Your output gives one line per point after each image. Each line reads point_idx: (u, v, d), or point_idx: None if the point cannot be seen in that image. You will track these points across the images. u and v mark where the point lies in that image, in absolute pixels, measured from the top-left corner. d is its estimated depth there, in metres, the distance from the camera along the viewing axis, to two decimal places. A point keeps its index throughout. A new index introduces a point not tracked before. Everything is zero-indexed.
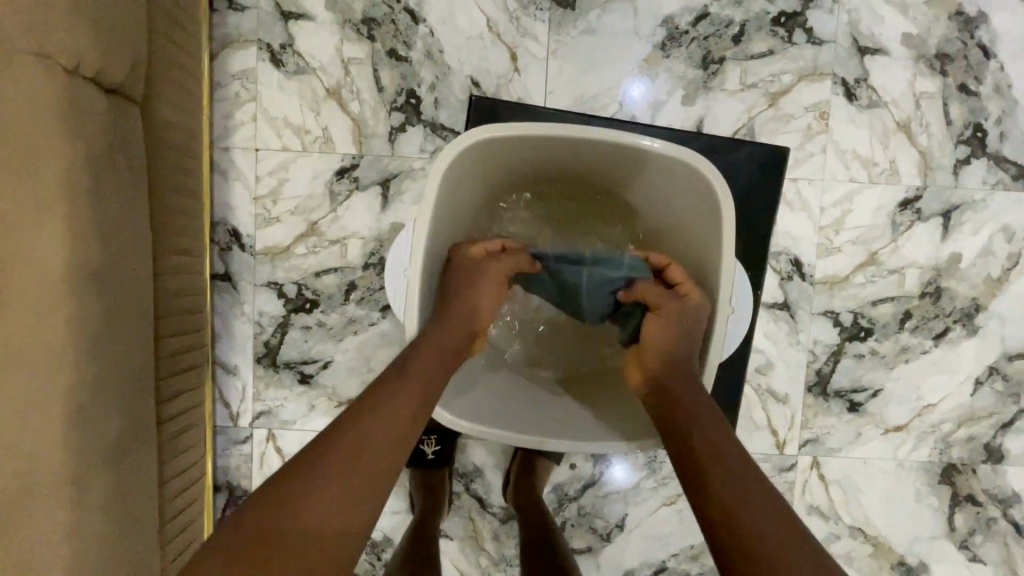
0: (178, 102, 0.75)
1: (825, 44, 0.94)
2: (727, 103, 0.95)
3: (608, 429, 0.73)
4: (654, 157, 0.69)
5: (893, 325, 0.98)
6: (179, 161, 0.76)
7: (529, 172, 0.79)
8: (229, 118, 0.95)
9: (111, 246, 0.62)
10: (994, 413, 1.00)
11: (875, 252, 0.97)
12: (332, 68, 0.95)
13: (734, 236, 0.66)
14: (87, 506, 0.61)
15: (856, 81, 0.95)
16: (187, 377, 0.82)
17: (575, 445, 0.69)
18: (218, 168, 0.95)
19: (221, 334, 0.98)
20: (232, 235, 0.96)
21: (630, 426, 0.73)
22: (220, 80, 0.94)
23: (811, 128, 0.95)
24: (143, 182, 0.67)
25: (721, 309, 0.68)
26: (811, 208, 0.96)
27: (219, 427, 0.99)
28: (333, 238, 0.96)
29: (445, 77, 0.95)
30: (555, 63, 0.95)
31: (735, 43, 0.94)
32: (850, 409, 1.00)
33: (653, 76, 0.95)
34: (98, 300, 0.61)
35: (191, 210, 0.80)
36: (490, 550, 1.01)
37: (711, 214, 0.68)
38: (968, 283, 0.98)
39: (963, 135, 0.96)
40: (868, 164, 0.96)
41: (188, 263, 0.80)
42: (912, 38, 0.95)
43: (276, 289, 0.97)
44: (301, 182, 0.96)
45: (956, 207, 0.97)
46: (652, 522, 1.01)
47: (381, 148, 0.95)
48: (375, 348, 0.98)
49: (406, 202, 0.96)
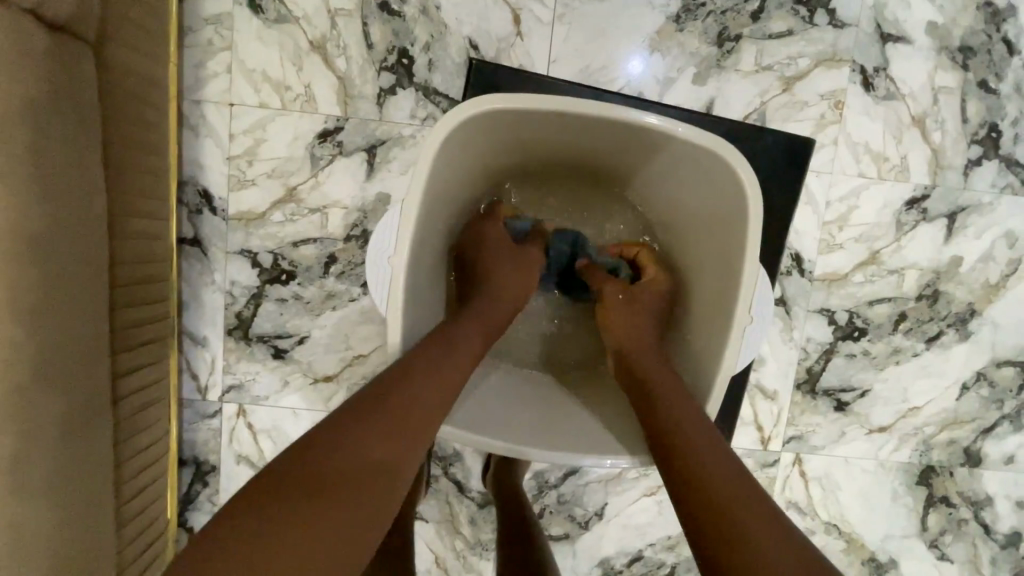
0: (138, 46, 0.67)
1: (848, 27, 0.89)
2: (740, 86, 0.89)
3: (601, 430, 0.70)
4: (673, 141, 0.64)
5: (887, 327, 0.96)
6: (140, 114, 0.69)
7: (533, 153, 0.74)
8: (201, 68, 0.86)
9: (57, 206, 0.55)
10: (976, 418, 1.00)
11: (877, 251, 0.94)
12: (317, 18, 0.86)
13: (757, 232, 0.61)
14: (30, 487, 0.56)
15: (875, 70, 0.90)
16: (148, 350, 0.76)
17: (557, 456, 0.64)
18: (188, 123, 0.87)
19: (189, 303, 0.92)
20: (203, 197, 0.89)
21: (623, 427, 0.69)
22: (191, 24, 0.85)
23: (824, 117, 0.91)
24: (95, 136, 0.59)
25: (738, 318, 0.62)
26: (816, 202, 0.93)
27: (185, 399, 0.94)
28: (312, 206, 0.90)
29: (440, 37, 0.87)
30: (560, 29, 0.88)
31: (753, 20, 0.88)
32: (837, 408, 0.99)
33: (664, 51, 0.89)
34: (42, 265, 0.54)
35: (155, 167, 0.73)
36: (467, 535, 1.00)
37: (730, 204, 0.64)
38: (966, 287, 0.96)
39: (978, 135, 0.93)
40: (879, 159, 0.92)
41: (151, 228, 0.74)
42: (936, 28, 0.90)
43: (249, 257, 0.91)
44: (280, 143, 0.88)
45: (963, 209, 0.94)
46: (631, 512, 1.00)
47: (368, 111, 0.88)
48: (354, 325, 0.93)
49: (393, 171, 0.89)
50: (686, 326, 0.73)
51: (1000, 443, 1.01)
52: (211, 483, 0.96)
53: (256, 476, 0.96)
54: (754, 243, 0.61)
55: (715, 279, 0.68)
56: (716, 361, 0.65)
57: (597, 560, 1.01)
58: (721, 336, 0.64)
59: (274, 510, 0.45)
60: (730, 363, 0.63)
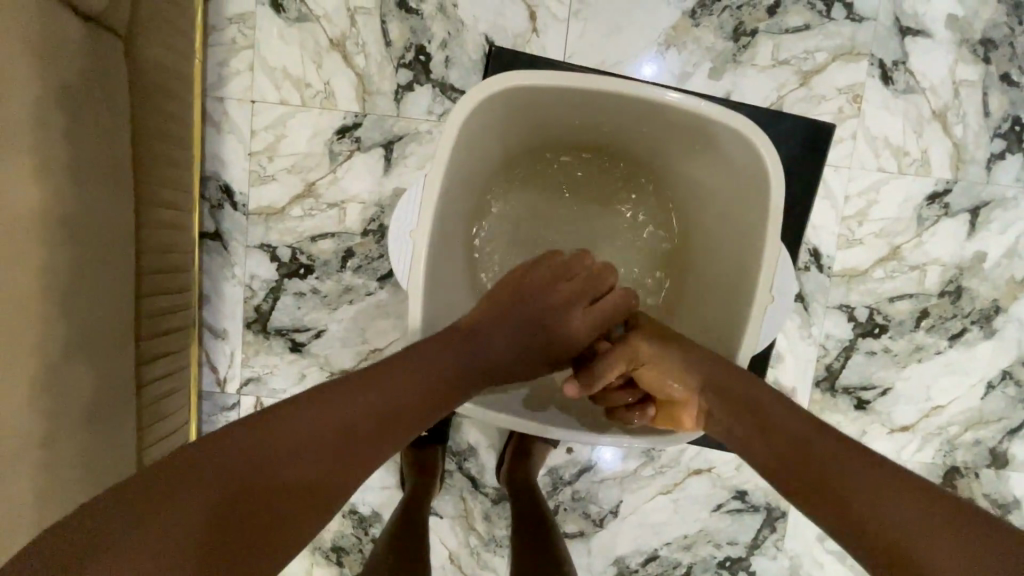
0: (168, 42, 0.69)
1: (865, 21, 0.88)
2: (756, 80, 0.89)
3: (630, 425, 0.71)
4: (693, 118, 0.64)
5: (909, 324, 0.95)
6: (166, 106, 0.70)
7: (552, 134, 0.75)
8: (224, 66, 0.88)
9: (88, 192, 0.57)
10: (1003, 417, 0.97)
11: (898, 246, 0.93)
12: (337, 16, 0.88)
13: (778, 207, 0.61)
14: (58, 469, 0.58)
15: (893, 64, 0.89)
16: (172, 339, 0.77)
17: (577, 435, 0.66)
18: (211, 119, 0.89)
19: (209, 296, 0.93)
20: (224, 192, 0.91)
21: (651, 423, 0.71)
22: (215, 23, 0.87)
23: (842, 111, 0.90)
24: (124, 128, 0.61)
25: (760, 297, 0.62)
26: (834, 196, 0.92)
27: (205, 392, 0.95)
28: (330, 201, 0.91)
29: (457, 34, 0.89)
30: (576, 25, 0.89)
31: (770, 14, 0.88)
32: (857, 407, 0.97)
33: (679, 47, 0.89)
34: (72, 250, 0.56)
35: (181, 160, 0.75)
36: (481, 531, 0.99)
37: (752, 180, 0.63)
38: (990, 283, 0.94)
39: (1000, 128, 0.91)
40: (898, 153, 0.91)
41: (177, 219, 0.76)
42: (957, 21, 0.89)
43: (269, 251, 0.92)
44: (299, 139, 0.90)
45: (986, 204, 0.92)
46: (646, 510, 0.99)
47: (386, 108, 0.90)
48: (371, 319, 0.94)
49: (410, 166, 0.91)
50: (707, 312, 0.73)
51: None
52: None
53: None
54: (776, 220, 0.61)
55: (737, 259, 0.67)
56: (735, 343, 0.65)
57: (612, 558, 1.00)
58: (742, 317, 0.64)
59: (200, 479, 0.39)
60: (749, 348, 0.63)
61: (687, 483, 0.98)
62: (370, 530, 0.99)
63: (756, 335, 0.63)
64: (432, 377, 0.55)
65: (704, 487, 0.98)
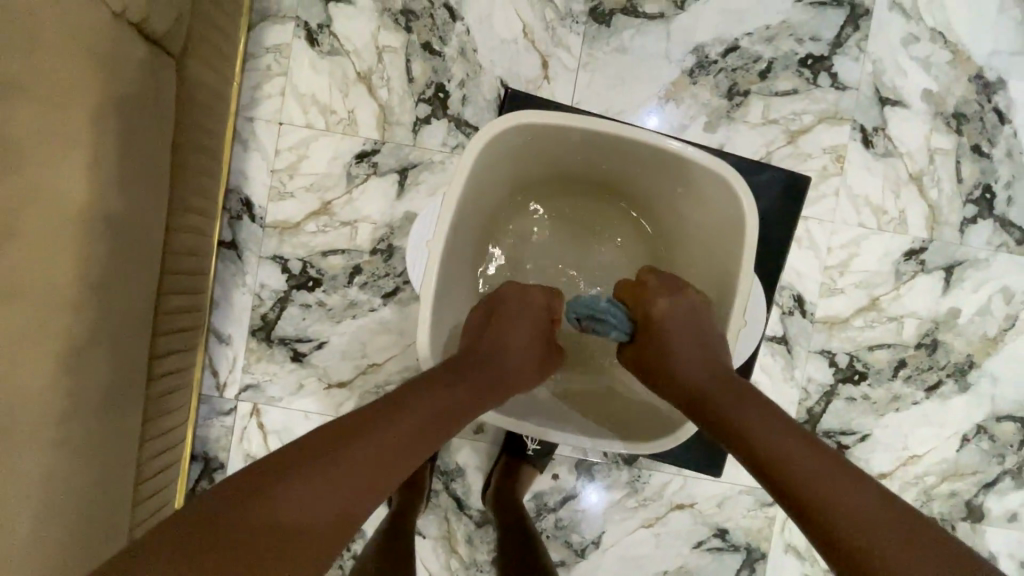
0: (213, 64, 0.75)
1: (848, 89, 0.97)
2: (747, 136, 0.96)
3: (620, 430, 0.78)
4: (683, 162, 0.70)
5: (887, 373, 0.99)
6: (204, 121, 0.76)
7: (555, 169, 0.81)
8: (257, 90, 0.95)
9: (130, 192, 0.61)
10: (978, 471, 1.00)
11: (877, 297, 0.98)
12: (366, 53, 0.96)
13: (754, 246, 0.67)
14: (63, 456, 0.59)
15: (874, 130, 0.97)
16: (182, 337, 0.80)
17: (575, 439, 0.72)
18: (240, 137, 0.96)
19: (219, 302, 0.97)
20: (244, 205, 0.96)
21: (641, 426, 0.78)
22: (253, 51, 0.95)
23: (826, 169, 0.97)
24: (167, 137, 0.67)
25: (733, 323, 0.68)
26: (818, 247, 0.98)
27: (204, 395, 0.98)
28: (344, 220, 0.96)
29: (474, 76, 0.96)
30: (584, 75, 0.97)
31: (761, 78, 0.96)
32: (837, 451, 1.00)
33: (677, 101, 0.97)
34: (109, 244, 0.60)
35: (210, 170, 0.80)
36: (462, 554, 1.00)
37: (733, 220, 0.70)
38: (964, 338, 0.99)
39: (973, 194, 0.98)
40: (878, 211, 0.98)
41: (201, 224, 0.80)
42: (932, 96, 0.97)
43: (280, 263, 0.97)
44: (320, 160, 0.96)
45: (959, 263, 0.98)
46: (628, 543, 1.00)
47: (403, 137, 0.96)
48: (372, 334, 0.98)
49: (421, 192, 0.97)
50: None
51: (1003, 500, 1.01)
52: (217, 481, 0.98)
53: None
54: (750, 257, 0.68)
55: (718, 290, 0.73)
56: None
57: None
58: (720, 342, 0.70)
59: (186, 538, 0.41)
60: None
61: (669, 517, 1.00)
62: (352, 546, 0.99)
63: (730, 356, 0.69)
64: (422, 409, 0.56)
65: (686, 523, 1.00)
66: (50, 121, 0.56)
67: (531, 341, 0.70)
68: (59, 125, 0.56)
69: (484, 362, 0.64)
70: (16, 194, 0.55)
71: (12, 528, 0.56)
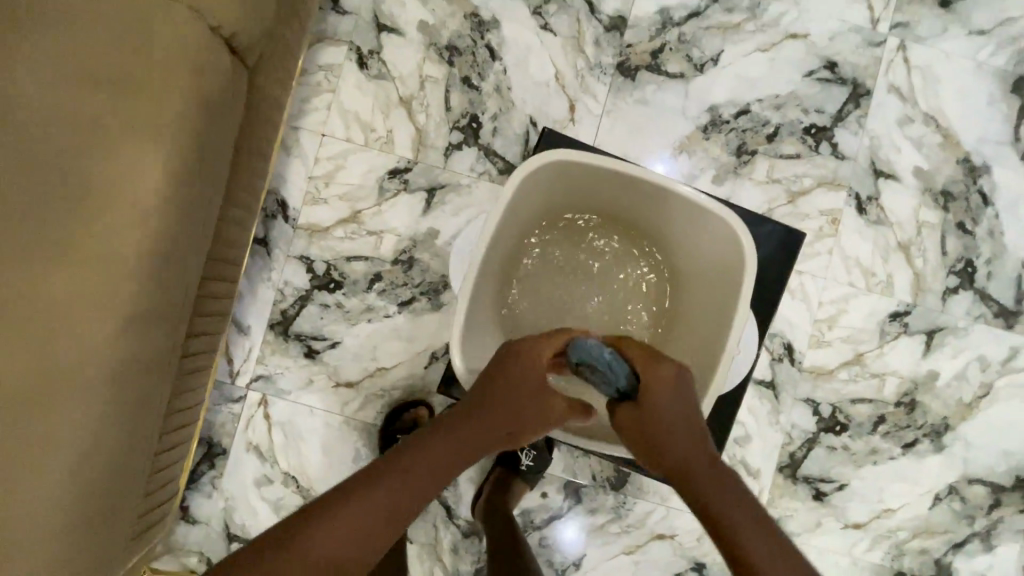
0: (277, 77, 0.83)
1: (847, 159, 1.05)
2: (751, 191, 1.04)
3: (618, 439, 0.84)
4: (695, 208, 0.79)
5: (866, 426, 1.04)
6: (262, 126, 0.83)
7: (579, 206, 0.88)
8: (306, 102, 1.03)
9: (199, 183, 0.67)
10: (948, 530, 1.04)
11: (861, 353, 1.04)
12: (410, 80, 1.04)
13: (751, 285, 0.75)
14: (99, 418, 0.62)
15: (867, 198, 1.05)
16: (212, 321, 0.85)
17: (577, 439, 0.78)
18: (284, 143, 1.03)
19: (243, 293, 1.02)
20: (280, 206, 1.03)
21: None
22: (307, 67, 1.03)
23: (822, 229, 1.05)
24: (232, 138, 0.74)
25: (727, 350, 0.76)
26: (809, 300, 1.04)
27: (217, 381, 1.02)
28: (371, 229, 1.03)
29: (506, 111, 1.05)
30: (607, 121, 1.06)
31: (768, 140, 1.05)
32: (815, 497, 1.04)
33: (690, 153, 1.05)
34: (174, 227, 0.65)
35: (259, 171, 0.87)
36: (446, 562, 1.02)
37: (734, 262, 0.78)
38: (941, 401, 1.04)
39: (955, 267, 1.06)
40: (867, 273, 1.05)
41: (243, 219, 0.86)
42: (923, 173, 1.06)
43: (306, 263, 1.03)
44: (356, 172, 1.03)
45: (939, 329, 1.05)
46: (608, 568, 1.03)
47: (435, 160, 1.04)
48: (384, 339, 1.03)
49: (446, 212, 1.04)
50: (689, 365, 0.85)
51: (971, 562, 1.04)
52: (218, 466, 1.02)
53: (262, 466, 1.02)
54: (748, 298, 0.75)
55: (716, 324, 0.80)
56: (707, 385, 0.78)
57: None
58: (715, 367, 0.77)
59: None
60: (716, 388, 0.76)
61: (649, 546, 1.03)
62: None
63: (723, 379, 0.76)
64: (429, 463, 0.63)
65: (665, 553, 1.03)
66: (143, 111, 0.62)
67: (532, 391, 0.69)
68: (151, 115, 0.62)
69: (490, 409, 0.68)
70: (103, 172, 0.61)
71: (50, 476, 0.60)
